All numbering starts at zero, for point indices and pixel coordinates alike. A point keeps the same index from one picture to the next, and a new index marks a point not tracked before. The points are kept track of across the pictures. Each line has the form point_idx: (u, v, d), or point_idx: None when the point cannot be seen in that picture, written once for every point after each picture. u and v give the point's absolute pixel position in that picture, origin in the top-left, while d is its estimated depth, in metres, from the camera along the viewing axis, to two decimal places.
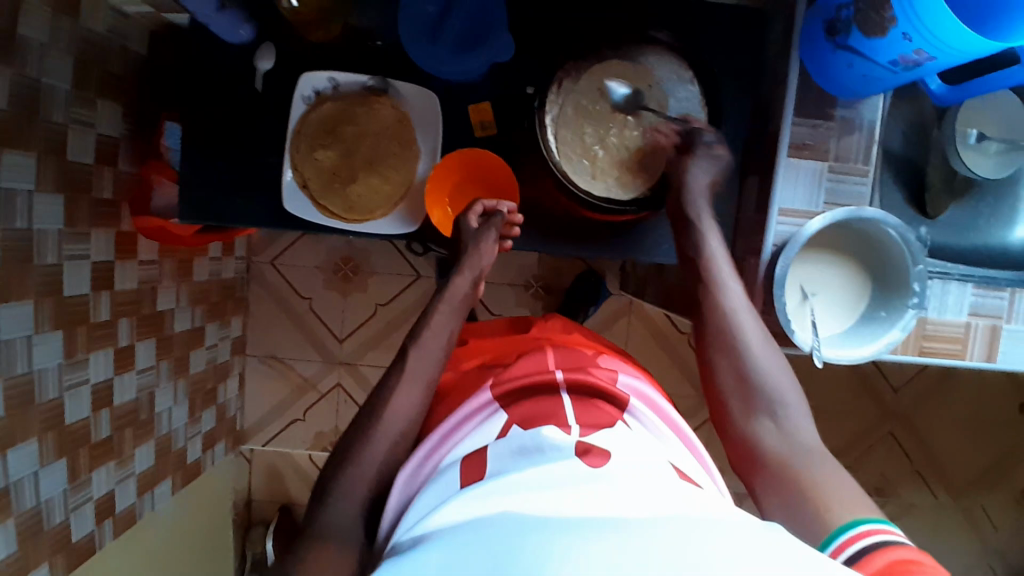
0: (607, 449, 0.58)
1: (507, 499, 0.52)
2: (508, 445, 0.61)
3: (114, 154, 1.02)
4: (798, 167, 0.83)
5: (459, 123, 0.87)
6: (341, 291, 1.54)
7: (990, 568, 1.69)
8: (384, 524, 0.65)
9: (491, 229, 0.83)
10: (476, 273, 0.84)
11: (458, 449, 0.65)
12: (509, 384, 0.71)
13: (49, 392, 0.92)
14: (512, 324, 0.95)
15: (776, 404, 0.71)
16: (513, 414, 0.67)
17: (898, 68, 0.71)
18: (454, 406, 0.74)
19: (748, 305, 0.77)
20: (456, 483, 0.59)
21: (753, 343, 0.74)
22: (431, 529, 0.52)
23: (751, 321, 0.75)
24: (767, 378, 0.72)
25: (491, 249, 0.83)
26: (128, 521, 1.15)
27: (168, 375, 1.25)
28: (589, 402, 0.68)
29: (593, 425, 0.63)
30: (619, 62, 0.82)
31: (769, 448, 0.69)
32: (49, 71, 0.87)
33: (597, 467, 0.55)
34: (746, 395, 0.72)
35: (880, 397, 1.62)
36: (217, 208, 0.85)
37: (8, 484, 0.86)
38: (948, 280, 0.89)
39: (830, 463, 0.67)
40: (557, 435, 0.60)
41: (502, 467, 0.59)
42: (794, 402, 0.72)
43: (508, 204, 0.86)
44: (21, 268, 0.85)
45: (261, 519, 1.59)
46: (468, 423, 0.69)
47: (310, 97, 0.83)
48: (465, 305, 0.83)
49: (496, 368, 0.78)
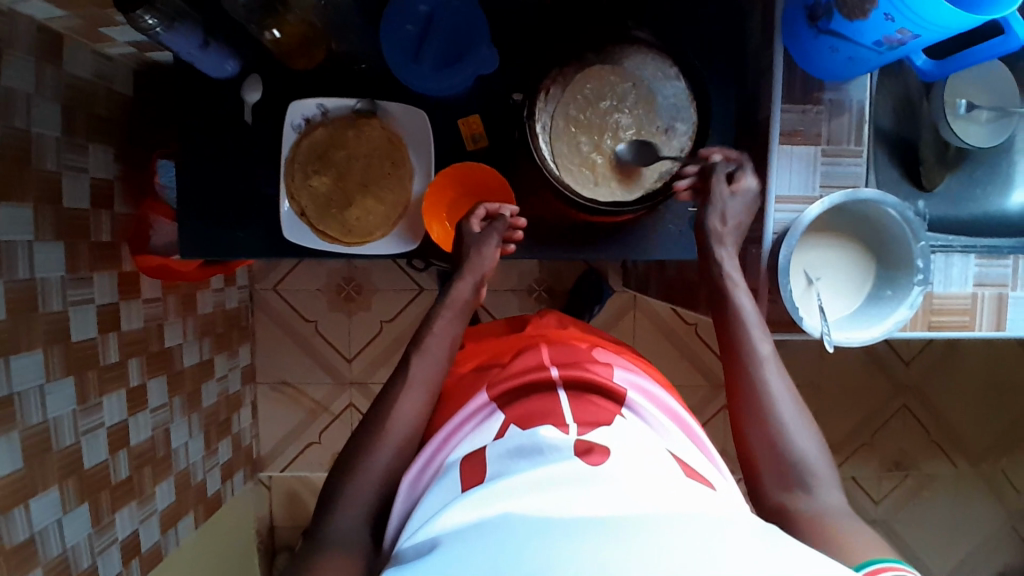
0: (608, 446, 0.59)
1: (509, 503, 0.53)
2: (505, 447, 0.61)
3: (110, 196, 1.03)
4: (791, 153, 0.82)
5: (452, 136, 0.87)
6: (346, 311, 1.54)
7: (1015, 532, 1.69)
8: (390, 529, 0.66)
9: (494, 233, 0.82)
10: (479, 278, 0.82)
11: (459, 451, 0.66)
12: (504, 388, 0.71)
13: (65, 439, 0.93)
14: (509, 324, 0.96)
15: (809, 474, 0.67)
16: (510, 413, 0.67)
17: (882, 49, 0.72)
18: (454, 408, 0.74)
19: (782, 375, 0.73)
20: (457, 488, 0.59)
21: (787, 417, 0.70)
22: (431, 535, 0.53)
23: (785, 392, 0.72)
24: (795, 439, 0.69)
25: (494, 255, 0.82)
26: (155, 558, 1.16)
27: (182, 411, 1.25)
28: (584, 399, 0.68)
29: (591, 423, 0.63)
30: (601, 67, 0.81)
31: (799, 518, 0.65)
32: (37, 120, 0.87)
33: (598, 466, 0.56)
34: (780, 469, 0.68)
35: (891, 372, 1.62)
36: (218, 242, 0.85)
37: (33, 534, 0.87)
38: (951, 253, 0.89)
39: (859, 526, 0.63)
40: (554, 435, 0.61)
41: (502, 470, 0.59)
42: (825, 473, 0.68)
43: (510, 206, 0.85)
44: (29, 317, 0.86)
45: (284, 544, 1.59)
46: (469, 424, 0.69)
47: (301, 125, 0.84)
48: (467, 308, 0.82)
49: (493, 369, 0.78)
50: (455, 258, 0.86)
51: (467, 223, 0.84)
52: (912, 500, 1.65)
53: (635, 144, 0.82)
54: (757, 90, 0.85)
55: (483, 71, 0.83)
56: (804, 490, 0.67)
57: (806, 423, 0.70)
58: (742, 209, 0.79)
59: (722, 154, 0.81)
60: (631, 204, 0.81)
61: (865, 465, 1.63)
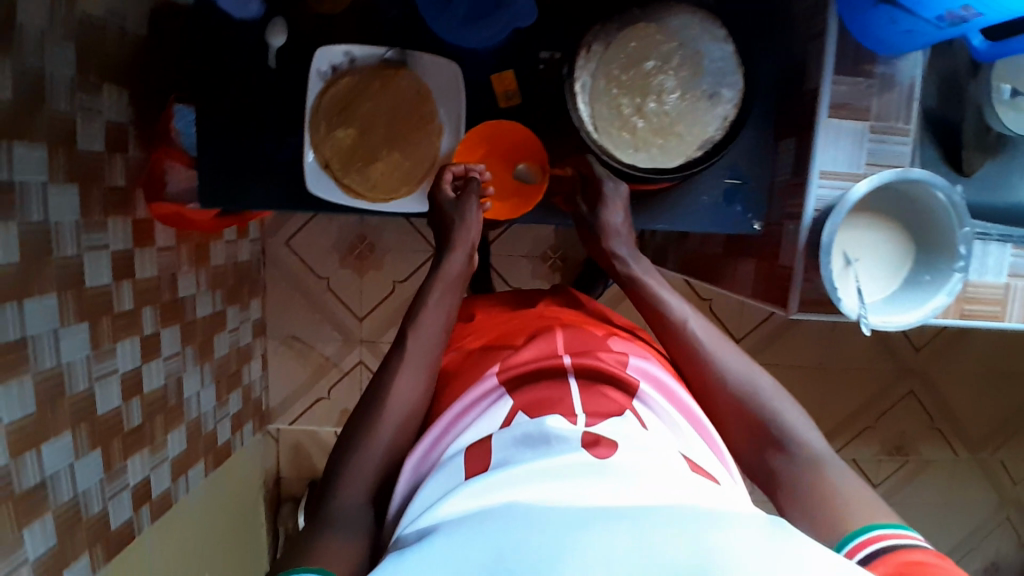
0: (615, 440, 0.58)
1: (512, 493, 0.52)
2: (512, 435, 0.61)
3: (124, 140, 1.00)
4: (839, 127, 0.79)
5: (483, 94, 0.83)
6: (358, 270, 1.53)
7: (1007, 519, 1.72)
8: (393, 505, 0.66)
9: (472, 197, 0.80)
10: (469, 247, 0.82)
11: (463, 438, 0.65)
12: (514, 372, 0.70)
13: (78, 384, 0.92)
14: (518, 299, 0.96)
15: (781, 432, 0.70)
16: (518, 400, 0.67)
17: (943, 24, 0.69)
18: (461, 389, 0.74)
19: (712, 333, 0.79)
20: (461, 475, 0.59)
21: (727, 363, 0.76)
22: (433, 521, 0.53)
23: (736, 364, 0.76)
24: (742, 386, 0.73)
25: (478, 218, 0.81)
26: (165, 504, 1.17)
27: (194, 361, 1.25)
28: (596, 389, 0.67)
29: (600, 414, 0.63)
30: (646, 25, 0.77)
31: (785, 478, 0.67)
32: (51, 58, 0.84)
33: (604, 458, 0.55)
34: (753, 431, 0.71)
35: (901, 357, 1.61)
36: (237, 193, 0.83)
37: (46, 478, 0.87)
38: (988, 242, 0.87)
39: (843, 471, 0.66)
40: (563, 426, 0.60)
41: (507, 458, 0.59)
42: (795, 417, 0.71)
43: (476, 165, 0.83)
44: (42, 260, 0.84)
45: (290, 495, 1.61)
46: (474, 411, 0.69)
47: (327, 73, 0.80)
48: (459, 282, 0.82)
49: (503, 351, 0.77)
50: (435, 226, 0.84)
51: (439, 191, 0.81)
52: (911, 482, 1.66)
53: (677, 109, 0.78)
54: (805, 58, 0.81)
55: (519, 23, 0.77)
56: (779, 448, 0.69)
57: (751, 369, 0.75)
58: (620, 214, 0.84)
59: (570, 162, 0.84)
60: (673, 170, 0.77)
61: (867, 447, 1.64)
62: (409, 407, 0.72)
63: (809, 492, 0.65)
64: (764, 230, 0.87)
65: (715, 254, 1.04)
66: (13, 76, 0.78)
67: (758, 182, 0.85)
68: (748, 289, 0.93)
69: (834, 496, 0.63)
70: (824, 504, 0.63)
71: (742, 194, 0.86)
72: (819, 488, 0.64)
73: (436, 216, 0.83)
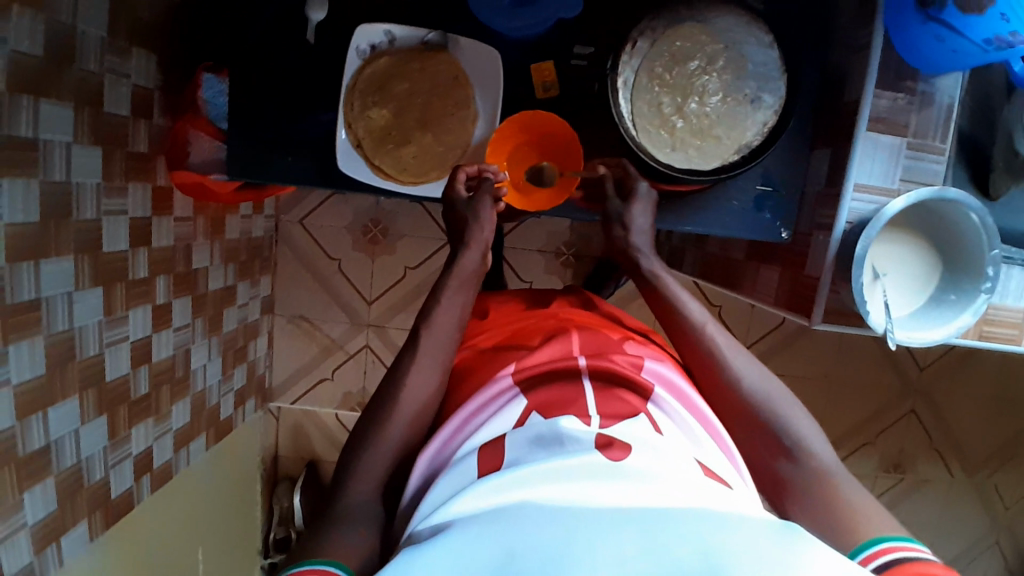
0: (628, 443, 0.58)
1: (526, 492, 0.52)
2: (526, 435, 0.61)
3: (149, 106, 0.99)
4: (876, 141, 0.79)
5: (520, 83, 0.82)
6: (369, 253, 1.52)
7: (997, 543, 1.73)
8: (405, 498, 0.65)
9: (485, 195, 0.79)
10: (484, 246, 0.80)
11: (475, 437, 0.65)
12: (528, 371, 0.70)
13: (88, 349, 0.92)
14: (534, 297, 0.96)
15: (793, 442, 0.68)
16: (533, 400, 0.66)
17: (989, 48, 0.70)
18: (477, 384, 0.73)
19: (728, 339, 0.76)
20: (474, 472, 0.58)
21: (742, 372, 0.73)
22: (446, 518, 0.52)
23: (749, 370, 0.73)
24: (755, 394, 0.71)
25: (491, 216, 0.79)
26: (166, 476, 1.17)
27: (202, 334, 1.25)
28: (611, 391, 0.67)
29: (614, 415, 0.63)
30: (693, 25, 0.77)
31: (793, 485, 0.66)
32: (83, 16, 0.83)
33: (618, 461, 0.55)
34: (760, 439, 0.69)
35: (905, 375, 1.61)
36: (264, 167, 0.82)
37: (50, 442, 0.87)
38: (1012, 266, 0.88)
39: (854, 486, 0.65)
40: (577, 427, 0.60)
41: (520, 457, 0.59)
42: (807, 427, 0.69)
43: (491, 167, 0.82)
44: (61, 222, 0.83)
45: (287, 474, 1.61)
46: (487, 410, 0.68)
47: (366, 51, 0.79)
48: (473, 278, 0.80)
49: (518, 351, 0.77)
50: (450, 226, 0.83)
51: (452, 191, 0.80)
52: (905, 500, 1.67)
53: (717, 111, 0.78)
54: (845, 69, 0.81)
55: (563, 13, 0.78)
56: (789, 457, 0.67)
57: (764, 377, 0.73)
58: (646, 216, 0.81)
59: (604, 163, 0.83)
60: (710, 171, 0.77)
61: (864, 463, 1.64)
62: (428, 393, 0.72)
63: (818, 501, 0.64)
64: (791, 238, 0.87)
65: (737, 260, 1.04)
66: (45, 32, 0.77)
67: (789, 190, 0.85)
68: (770, 298, 0.93)
69: (841, 503, 0.63)
70: (830, 509, 0.63)
71: (772, 201, 0.85)
72: (827, 498, 0.64)
73: (449, 214, 0.82)
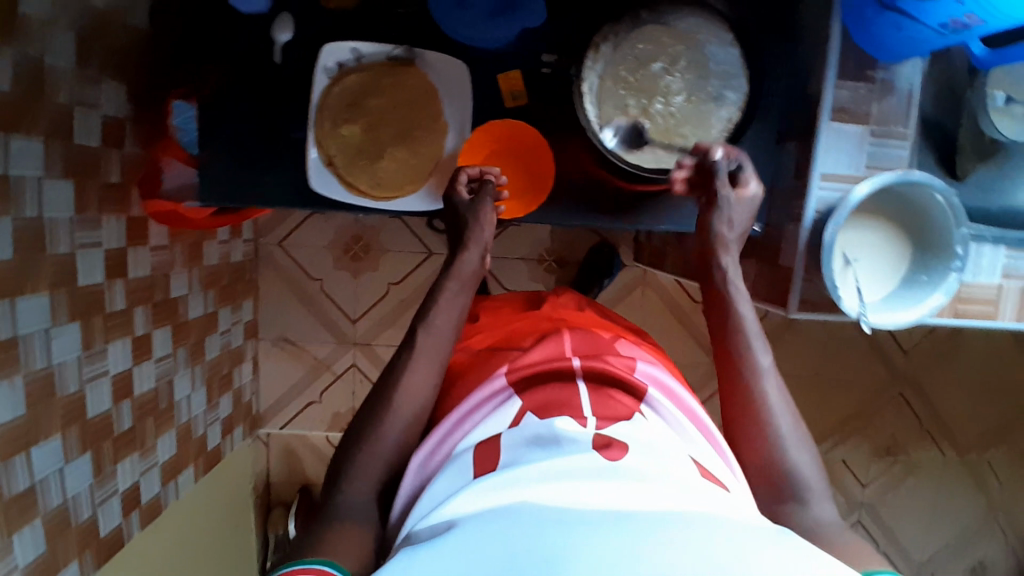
0: (626, 443, 0.59)
1: (525, 491, 0.52)
2: (522, 435, 0.61)
3: (121, 135, 0.98)
4: (840, 131, 0.81)
5: (491, 92, 0.83)
6: (353, 270, 1.51)
7: (994, 521, 1.75)
8: (396, 509, 0.65)
9: (486, 197, 0.80)
10: (483, 248, 0.81)
11: (473, 435, 0.65)
12: (522, 372, 0.71)
13: (69, 386, 0.90)
14: (526, 299, 0.97)
15: (802, 486, 0.67)
16: (527, 400, 0.67)
17: (946, 31, 0.71)
18: (471, 387, 0.73)
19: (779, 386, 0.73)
20: (469, 474, 0.59)
21: (784, 426, 0.70)
22: (447, 517, 0.52)
23: (781, 404, 0.71)
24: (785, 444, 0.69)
25: (491, 219, 0.80)
26: (155, 510, 1.14)
27: (185, 363, 1.23)
28: (605, 392, 0.67)
29: (610, 417, 0.63)
30: (654, 28, 0.79)
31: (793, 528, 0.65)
32: (50, 49, 0.82)
33: (616, 460, 0.56)
34: (771, 480, 0.68)
35: (891, 360, 1.63)
36: (238, 189, 0.82)
37: (35, 483, 0.85)
38: (982, 243, 0.90)
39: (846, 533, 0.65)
40: (572, 427, 0.60)
41: (516, 457, 0.59)
42: (819, 487, 0.68)
43: (493, 169, 0.83)
44: (35, 257, 0.82)
45: (280, 500, 1.59)
46: (484, 407, 0.68)
47: (333, 69, 0.80)
48: (476, 279, 0.80)
49: (511, 352, 0.77)
50: (449, 227, 0.83)
51: (454, 191, 0.81)
52: (899, 484, 1.69)
53: (684, 111, 0.80)
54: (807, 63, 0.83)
55: (529, 23, 0.81)
56: (799, 503, 0.66)
57: (796, 426, 0.71)
58: (746, 213, 0.78)
59: (723, 148, 0.76)
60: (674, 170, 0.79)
61: (857, 449, 1.66)
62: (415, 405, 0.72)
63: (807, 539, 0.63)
64: (763, 231, 0.89)
65: None
66: (12, 67, 0.76)
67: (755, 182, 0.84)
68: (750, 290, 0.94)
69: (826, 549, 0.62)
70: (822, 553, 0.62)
71: None
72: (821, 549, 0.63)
73: (450, 215, 0.82)
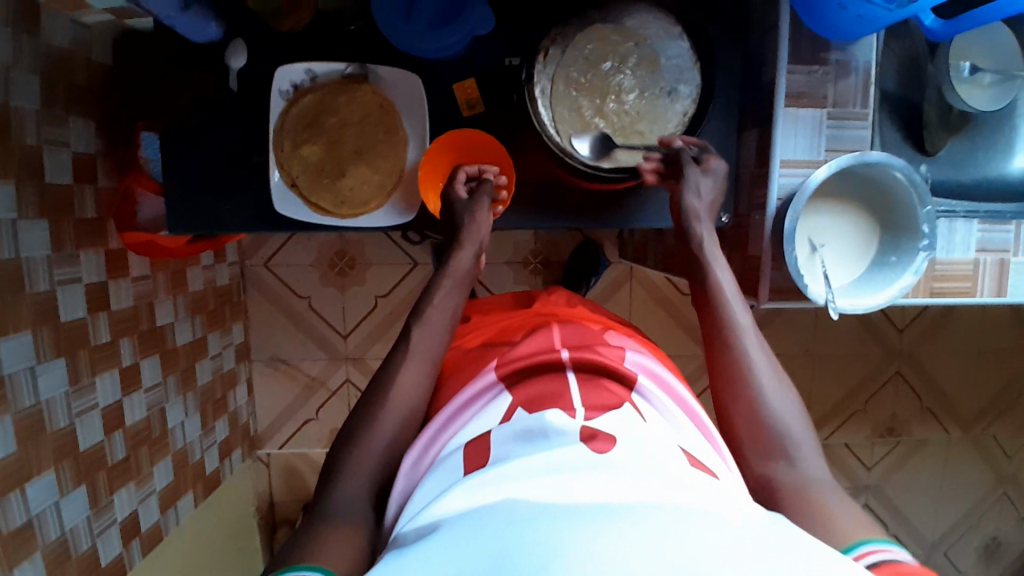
0: (613, 434, 0.58)
1: (512, 488, 0.52)
2: (512, 429, 0.61)
3: (93, 170, 0.99)
4: (796, 115, 0.81)
5: (450, 103, 0.84)
6: (339, 286, 1.52)
7: (1004, 494, 1.73)
8: (390, 511, 0.64)
9: (484, 194, 0.80)
10: (479, 245, 0.81)
11: (463, 432, 0.65)
12: (513, 366, 0.71)
13: (59, 420, 0.91)
14: (514, 299, 0.96)
15: (790, 441, 0.67)
16: (517, 395, 0.67)
17: (893, 6, 0.70)
18: (456, 389, 0.74)
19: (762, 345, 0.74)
20: (459, 471, 0.59)
21: (767, 382, 0.70)
22: (435, 518, 0.52)
23: (765, 364, 0.72)
24: (769, 401, 0.69)
25: (487, 217, 0.80)
26: (156, 537, 1.15)
27: (177, 390, 1.24)
28: (597, 382, 0.68)
29: (600, 407, 0.63)
30: (601, 27, 0.79)
31: (782, 487, 0.64)
32: (15, 92, 0.84)
33: (603, 453, 0.55)
34: (758, 436, 0.68)
35: (885, 338, 1.62)
36: (207, 217, 0.82)
37: (31, 518, 0.86)
38: (954, 219, 0.89)
39: (839, 491, 0.63)
40: (561, 419, 0.60)
41: (506, 452, 0.59)
42: (807, 444, 0.67)
43: (492, 168, 0.83)
44: (15, 297, 0.83)
45: (284, 519, 1.60)
46: (475, 404, 0.69)
47: (289, 91, 0.81)
48: (467, 280, 0.81)
49: (502, 348, 0.77)
50: (446, 229, 0.84)
51: (452, 189, 0.82)
52: (904, 464, 1.68)
53: (642, 103, 0.80)
54: (761, 51, 0.83)
55: (481, 30, 0.79)
56: (786, 460, 0.66)
57: (780, 386, 0.71)
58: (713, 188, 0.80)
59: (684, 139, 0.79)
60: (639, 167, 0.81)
61: (857, 431, 1.65)
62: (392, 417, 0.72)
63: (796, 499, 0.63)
64: (732, 221, 0.89)
65: None
66: None
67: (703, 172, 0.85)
68: None
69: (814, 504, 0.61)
70: (807, 505, 0.62)
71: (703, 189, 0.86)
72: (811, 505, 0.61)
73: (447, 222, 0.83)
